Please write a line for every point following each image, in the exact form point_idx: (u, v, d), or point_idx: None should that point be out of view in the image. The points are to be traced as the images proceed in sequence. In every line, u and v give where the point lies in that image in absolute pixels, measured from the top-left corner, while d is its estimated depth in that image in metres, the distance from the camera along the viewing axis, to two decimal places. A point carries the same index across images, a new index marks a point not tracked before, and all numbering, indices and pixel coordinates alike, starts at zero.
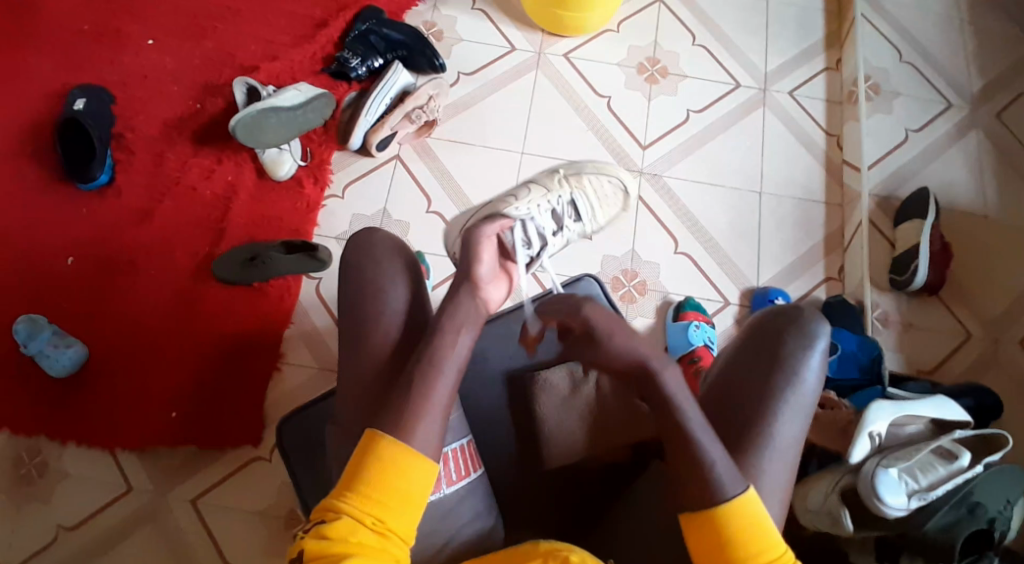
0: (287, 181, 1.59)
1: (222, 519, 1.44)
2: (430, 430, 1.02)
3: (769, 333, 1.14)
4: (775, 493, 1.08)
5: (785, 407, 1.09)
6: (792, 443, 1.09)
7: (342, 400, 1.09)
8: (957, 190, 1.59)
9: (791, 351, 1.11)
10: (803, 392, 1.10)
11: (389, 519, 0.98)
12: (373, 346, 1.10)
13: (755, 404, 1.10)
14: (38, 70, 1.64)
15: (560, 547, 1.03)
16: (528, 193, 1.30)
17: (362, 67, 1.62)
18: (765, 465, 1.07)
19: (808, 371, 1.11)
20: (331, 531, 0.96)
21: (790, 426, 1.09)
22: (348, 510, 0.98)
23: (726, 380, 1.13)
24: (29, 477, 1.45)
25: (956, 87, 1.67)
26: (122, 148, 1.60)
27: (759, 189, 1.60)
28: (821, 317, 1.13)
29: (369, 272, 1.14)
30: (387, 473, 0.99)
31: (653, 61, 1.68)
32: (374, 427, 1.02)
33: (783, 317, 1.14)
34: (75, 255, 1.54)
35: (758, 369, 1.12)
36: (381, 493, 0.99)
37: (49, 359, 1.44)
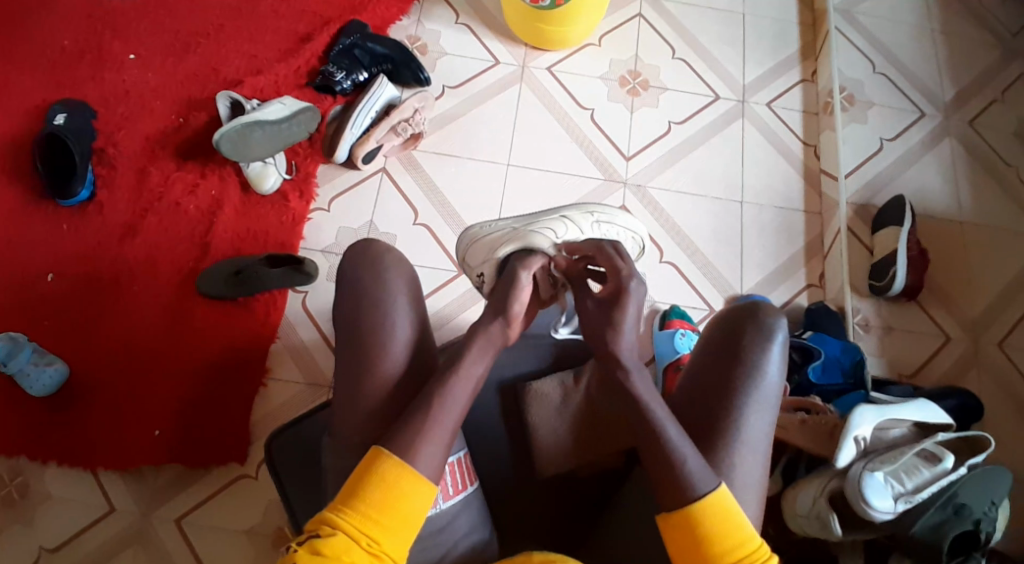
0: (272, 195, 1.58)
1: (207, 539, 1.42)
2: (426, 438, 1.02)
3: (730, 330, 1.15)
4: (751, 490, 1.10)
5: (751, 401, 1.11)
6: (762, 436, 1.11)
7: (343, 410, 1.09)
8: (933, 197, 1.63)
9: (751, 346, 1.13)
10: (767, 385, 1.12)
11: (384, 540, 0.98)
12: (370, 354, 1.10)
13: (725, 398, 1.11)
14: (19, 86, 1.62)
15: (556, 558, 1.02)
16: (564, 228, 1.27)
17: (348, 81, 1.62)
18: (736, 457, 1.09)
19: (770, 365, 1.12)
20: (326, 547, 0.96)
21: (758, 419, 1.11)
22: (343, 526, 0.97)
23: (691, 381, 1.15)
24: (10, 499, 1.42)
25: (930, 97, 1.72)
26: (104, 163, 1.58)
27: (740, 198, 1.62)
28: (779, 311, 1.14)
29: (368, 285, 1.12)
30: (388, 493, 1.00)
31: (635, 73, 1.71)
32: (379, 446, 1.02)
33: (742, 313, 1.16)
34: (57, 272, 1.52)
35: (721, 366, 1.13)
36: (380, 513, 0.99)
37: (29, 378, 1.41)
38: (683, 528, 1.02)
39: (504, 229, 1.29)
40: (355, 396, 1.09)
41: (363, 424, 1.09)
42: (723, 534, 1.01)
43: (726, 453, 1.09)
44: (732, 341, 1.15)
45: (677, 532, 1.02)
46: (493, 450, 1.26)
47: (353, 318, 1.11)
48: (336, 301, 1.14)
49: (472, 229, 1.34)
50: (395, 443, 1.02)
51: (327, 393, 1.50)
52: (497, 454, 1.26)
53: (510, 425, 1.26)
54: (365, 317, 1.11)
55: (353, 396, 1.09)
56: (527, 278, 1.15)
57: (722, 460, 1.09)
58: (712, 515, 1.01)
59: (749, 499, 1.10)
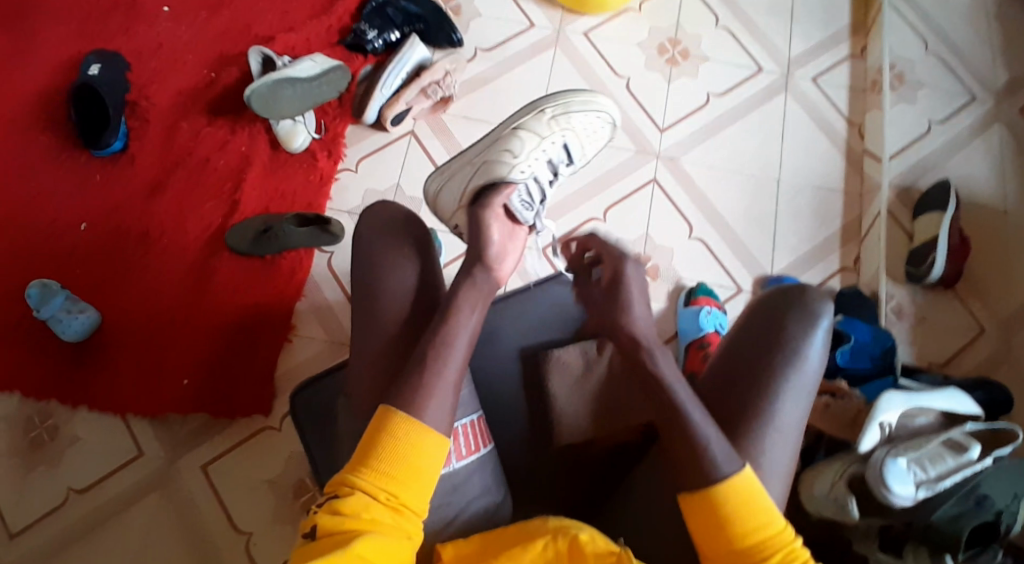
0: (301, 154, 1.58)
1: (232, 487, 1.45)
2: (439, 407, 1.02)
3: (772, 314, 1.14)
4: (767, 484, 1.09)
5: (788, 387, 1.10)
6: (794, 421, 1.10)
7: (359, 380, 1.10)
8: (977, 184, 1.57)
9: (794, 331, 1.11)
10: (806, 371, 1.11)
11: (403, 494, 0.99)
12: (390, 323, 1.11)
13: (760, 384, 1.10)
14: (56, 36, 1.63)
15: (570, 524, 1.01)
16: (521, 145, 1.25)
17: (379, 40, 1.60)
18: (766, 443, 1.08)
19: (810, 351, 1.11)
20: (346, 505, 0.97)
21: (791, 406, 1.10)
22: (362, 485, 0.98)
23: (725, 362, 1.13)
24: (40, 441, 1.46)
25: (981, 80, 1.65)
26: (136, 116, 1.59)
27: (776, 176, 1.58)
28: (826, 299, 1.13)
29: (389, 259, 1.13)
30: (401, 448, 1.00)
31: (674, 42, 1.66)
32: (387, 404, 1.02)
33: (782, 297, 1.15)
34: (89, 223, 1.54)
35: (760, 348, 1.12)
36: (396, 469, 0.99)
37: (61, 324, 1.43)
38: (705, 511, 1.01)
39: (461, 166, 1.28)
40: (372, 364, 1.10)
41: (376, 390, 1.09)
42: (748, 517, 1.00)
43: (756, 438, 1.08)
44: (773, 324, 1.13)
45: (700, 517, 1.01)
46: (507, 423, 1.25)
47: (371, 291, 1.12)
48: (356, 269, 1.14)
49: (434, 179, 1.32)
50: (410, 408, 1.02)
51: (348, 352, 1.52)
52: (511, 426, 1.25)
53: (531, 397, 1.26)
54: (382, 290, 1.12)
55: (368, 367, 1.10)
56: (493, 218, 1.14)
57: (738, 441, 1.08)
58: (734, 495, 1.00)
59: (769, 482, 1.08)
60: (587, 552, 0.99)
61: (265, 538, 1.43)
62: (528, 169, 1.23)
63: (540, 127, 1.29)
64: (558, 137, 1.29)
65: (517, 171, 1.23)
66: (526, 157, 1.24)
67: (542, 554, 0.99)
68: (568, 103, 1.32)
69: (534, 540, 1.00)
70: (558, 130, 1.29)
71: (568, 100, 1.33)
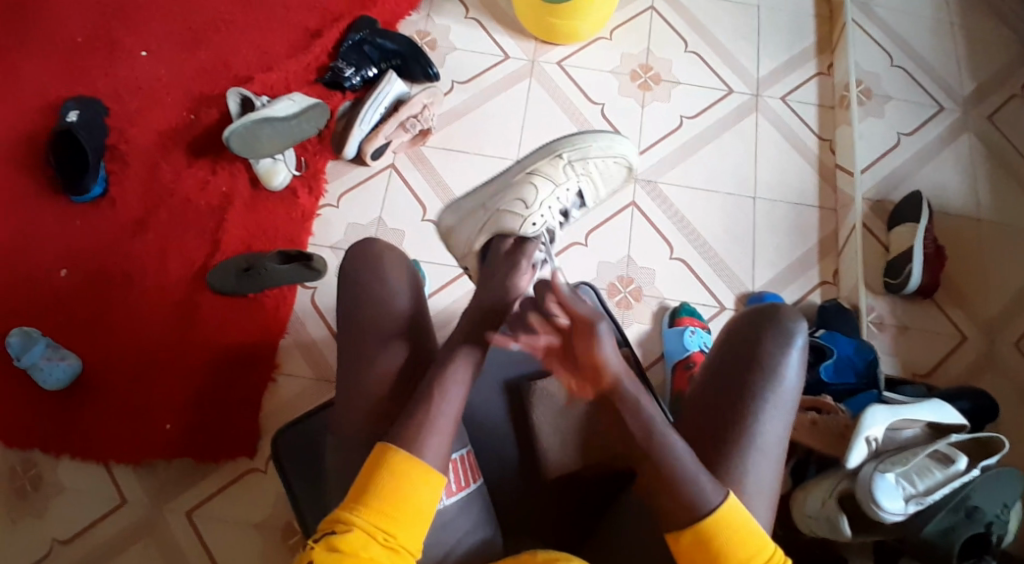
0: (282, 191, 1.58)
1: (219, 532, 1.44)
2: (424, 438, 1.03)
3: (749, 335, 1.14)
4: (763, 497, 1.09)
5: (768, 406, 1.11)
6: (777, 440, 1.11)
7: (350, 412, 1.11)
8: (949, 194, 1.59)
9: (771, 352, 1.12)
10: (785, 390, 1.12)
11: (400, 534, 0.98)
12: (374, 352, 1.12)
13: (739, 405, 1.11)
14: (34, 83, 1.64)
15: (558, 556, 1.02)
16: (535, 192, 1.32)
17: (357, 77, 1.62)
18: (749, 462, 1.09)
19: (787, 370, 1.12)
20: (343, 543, 0.96)
21: (774, 424, 1.10)
22: (360, 523, 0.97)
23: (707, 384, 1.14)
24: (24, 491, 1.45)
25: (948, 91, 1.68)
26: (116, 159, 1.60)
27: (753, 194, 1.60)
28: (802, 317, 1.14)
29: (369, 284, 1.14)
30: (400, 488, 1.00)
31: (646, 67, 1.69)
32: (387, 441, 1.02)
33: (764, 316, 1.16)
34: (69, 267, 1.54)
35: (741, 371, 1.13)
36: (394, 509, 0.99)
37: (42, 372, 1.43)
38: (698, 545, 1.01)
39: (475, 210, 1.34)
40: (364, 397, 1.11)
41: (368, 419, 1.10)
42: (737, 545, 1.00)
43: (739, 458, 1.09)
44: (751, 346, 1.14)
45: (692, 555, 1.01)
46: (498, 456, 1.25)
47: (355, 319, 1.14)
48: (340, 301, 1.16)
49: (448, 214, 1.39)
50: (398, 439, 1.02)
51: (332, 389, 1.51)
52: (502, 457, 1.25)
53: (517, 423, 1.26)
54: (368, 320, 1.14)
55: (355, 400, 1.11)
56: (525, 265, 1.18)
57: (724, 458, 1.09)
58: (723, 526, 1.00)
59: (756, 501, 1.09)
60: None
61: None
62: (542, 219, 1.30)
63: (554, 173, 1.35)
64: (574, 185, 1.36)
65: (529, 224, 1.29)
66: (537, 207, 1.31)
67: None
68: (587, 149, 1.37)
69: None
70: (573, 177, 1.36)
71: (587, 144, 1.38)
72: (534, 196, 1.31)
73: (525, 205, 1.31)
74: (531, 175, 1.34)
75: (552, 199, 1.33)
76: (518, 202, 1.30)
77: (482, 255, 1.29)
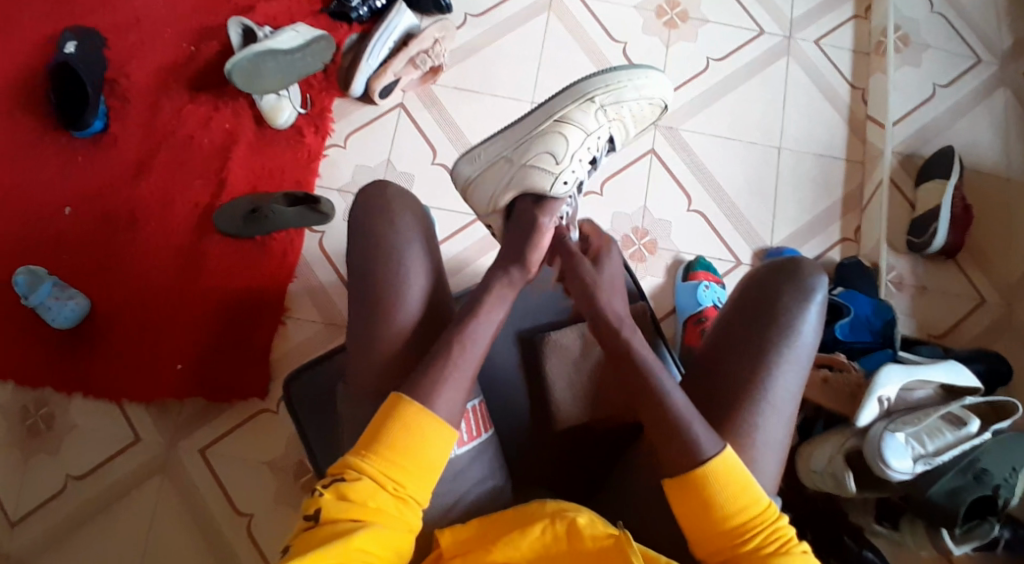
0: (287, 131, 1.53)
1: (233, 469, 1.45)
2: (432, 395, 0.98)
3: (765, 287, 1.10)
4: (774, 469, 1.06)
5: (782, 359, 1.06)
6: (789, 396, 1.07)
7: (357, 368, 1.06)
8: (981, 150, 1.53)
9: (788, 305, 1.08)
10: (800, 346, 1.07)
11: (410, 485, 0.96)
12: (382, 314, 1.06)
13: (751, 360, 1.07)
14: (29, 10, 1.56)
15: (568, 507, 0.98)
16: (564, 143, 1.18)
17: (364, 7, 1.54)
18: (760, 420, 1.05)
19: (804, 326, 1.07)
20: (353, 492, 0.93)
21: (787, 380, 1.06)
22: (370, 472, 0.95)
23: (718, 336, 1.10)
24: (37, 428, 1.45)
25: (987, 41, 1.59)
26: (116, 94, 1.54)
27: (777, 144, 1.54)
28: (821, 271, 1.09)
29: (378, 239, 1.07)
30: (411, 438, 0.96)
31: (673, 4, 1.60)
32: (400, 392, 0.98)
33: (778, 270, 1.11)
34: (73, 206, 1.50)
35: (755, 322, 1.08)
36: (405, 458, 0.96)
37: (51, 312, 1.41)
38: (693, 498, 0.97)
39: (496, 163, 1.19)
40: (373, 346, 1.06)
41: (380, 372, 1.06)
42: (730, 499, 0.96)
43: (750, 415, 1.05)
44: (766, 298, 1.09)
45: (687, 506, 0.98)
46: (507, 405, 1.21)
47: (361, 276, 1.07)
48: (350, 253, 1.09)
49: (461, 162, 1.23)
50: (406, 392, 0.98)
51: (343, 334, 1.50)
52: (512, 412, 1.21)
53: (529, 382, 1.21)
54: (375, 271, 1.06)
55: (363, 356, 1.06)
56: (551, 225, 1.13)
57: (741, 427, 1.05)
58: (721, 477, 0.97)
59: (766, 464, 1.05)
60: (585, 536, 0.95)
61: (266, 520, 1.43)
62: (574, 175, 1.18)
63: (586, 119, 1.21)
64: (605, 131, 1.23)
65: (560, 182, 1.17)
66: (568, 160, 1.18)
67: (540, 538, 0.95)
68: (621, 90, 1.24)
69: (531, 525, 0.96)
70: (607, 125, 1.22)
71: (619, 86, 1.24)
72: (564, 147, 1.18)
73: (554, 159, 1.17)
74: (560, 122, 1.20)
75: (582, 149, 1.20)
76: (546, 155, 1.17)
77: (508, 215, 1.19)
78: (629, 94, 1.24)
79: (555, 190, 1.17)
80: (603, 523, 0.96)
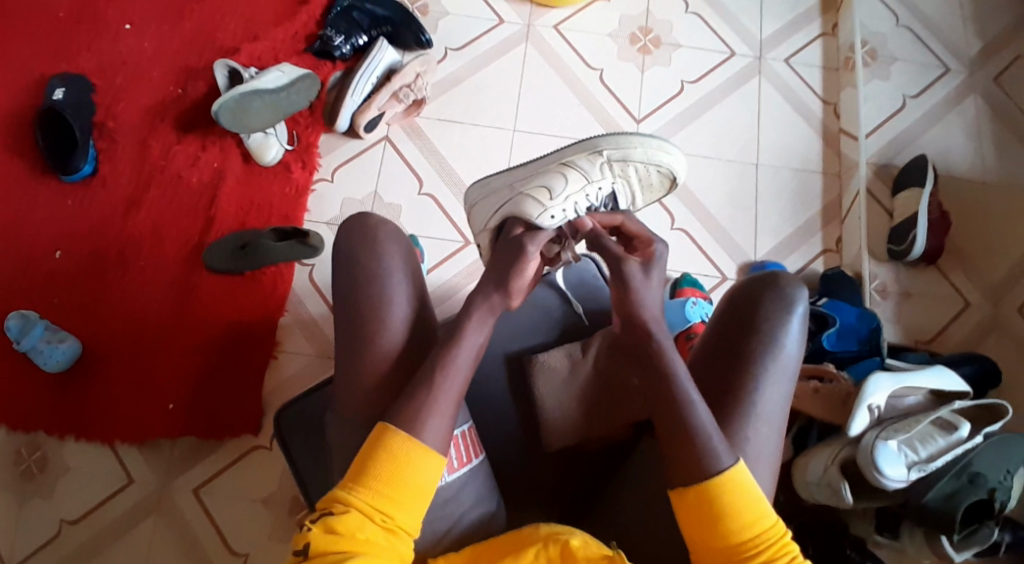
0: (275, 166, 1.56)
1: (228, 507, 1.44)
2: (425, 409, 1.00)
3: (747, 300, 1.11)
4: (766, 469, 1.07)
5: (768, 371, 1.07)
6: (778, 407, 1.08)
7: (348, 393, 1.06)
8: (954, 157, 1.57)
9: (768, 316, 1.08)
10: (785, 357, 1.08)
11: (399, 515, 0.96)
12: (370, 332, 1.07)
13: (738, 372, 1.07)
14: (17, 60, 1.60)
15: (561, 530, 0.98)
16: (563, 184, 1.15)
17: (346, 46, 1.59)
18: (751, 432, 1.06)
19: (787, 337, 1.08)
20: (341, 525, 0.93)
21: (775, 391, 1.07)
22: (358, 504, 0.95)
23: (705, 350, 1.11)
24: (29, 473, 1.44)
25: (953, 51, 1.65)
26: (104, 137, 1.57)
27: (755, 160, 1.57)
28: (801, 282, 1.10)
29: (364, 261, 1.09)
30: (399, 467, 0.97)
31: (646, 30, 1.65)
32: (385, 422, 0.99)
33: (759, 283, 1.12)
34: (63, 249, 1.52)
35: (739, 335, 1.09)
36: (392, 488, 0.96)
37: (42, 355, 1.43)
38: (699, 507, 0.98)
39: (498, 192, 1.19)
40: (363, 363, 1.06)
41: (364, 395, 1.06)
42: (740, 515, 0.96)
43: (742, 426, 1.05)
44: (748, 310, 1.10)
45: (694, 516, 0.98)
46: (497, 427, 1.21)
47: (347, 296, 1.09)
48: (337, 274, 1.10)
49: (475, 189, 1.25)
50: (398, 417, 0.99)
51: (333, 367, 1.50)
52: (503, 430, 1.21)
53: (520, 402, 1.22)
54: (363, 289, 1.08)
55: (354, 375, 1.07)
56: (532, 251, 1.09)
57: (732, 433, 1.05)
58: (719, 494, 0.97)
59: (758, 468, 1.06)
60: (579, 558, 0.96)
61: (264, 555, 1.42)
62: (562, 211, 1.14)
63: (591, 168, 1.18)
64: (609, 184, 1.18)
65: (547, 216, 1.13)
66: (563, 199, 1.14)
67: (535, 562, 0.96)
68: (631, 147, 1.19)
69: (526, 549, 0.97)
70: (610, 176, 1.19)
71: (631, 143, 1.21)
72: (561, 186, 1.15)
73: (550, 194, 1.14)
74: (564, 166, 1.18)
75: (581, 195, 1.16)
76: (540, 189, 1.14)
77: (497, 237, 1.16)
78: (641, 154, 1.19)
79: (541, 223, 1.13)
80: (596, 545, 0.97)
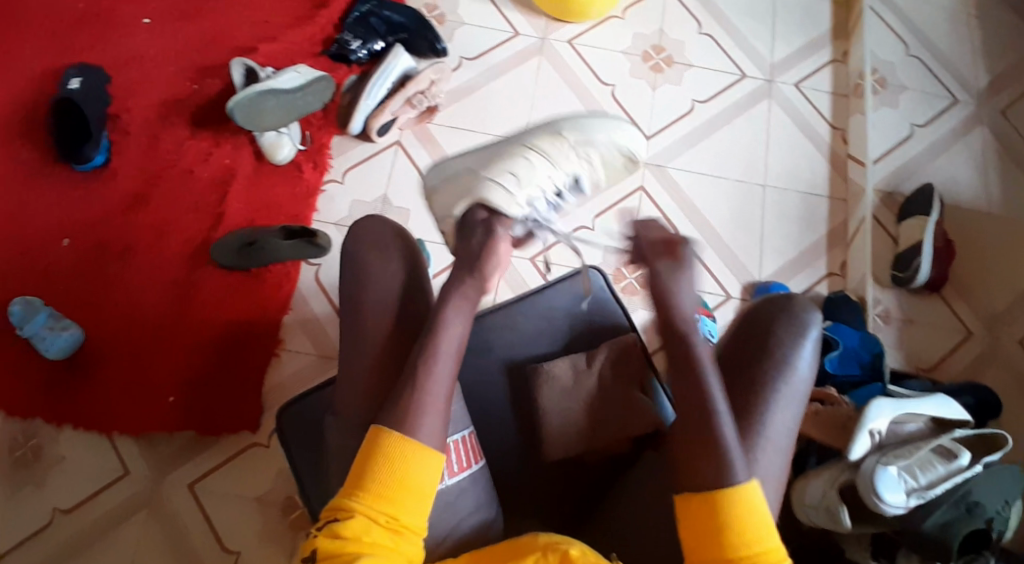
0: (286, 165, 1.57)
1: (222, 505, 1.42)
2: (426, 407, 0.97)
3: (760, 323, 1.11)
4: (770, 485, 1.06)
5: (779, 395, 1.07)
6: (785, 431, 1.07)
7: (349, 388, 1.05)
8: (960, 186, 1.58)
9: (781, 340, 1.09)
10: (796, 380, 1.08)
11: (403, 514, 0.93)
12: (377, 326, 1.07)
13: (746, 391, 1.07)
14: (35, 49, 1.61)
15: (560, 539, 0.97)
16: (524, 170, 1.10)
17: (363, 50, 1.61)
18: (759, 455, 1.05)
19: (800, 360, 1.08)
20: (346, 529, 0.91)
21: (784, 414, 1.07)
22: (360, 508, 0.92)
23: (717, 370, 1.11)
24: (25, 460, 1.43)
25: (962, 83, 1.67)
26: (117, 129, 1.58)
27: (762, 181, 1.59)
28: (814, 306, 1.10)
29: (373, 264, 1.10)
30: (398, 468, 0.94)
31: (658, 49, 1.67)
32: (379, 424, 0.96)
33: (772, 305, 1.12)
34: (71, 238, 1.52)
35: (751, 358, 1.09)
36: (393, 489, 0.93)
37: (44, 342, 1.41)
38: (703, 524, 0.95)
39: (457, 176, 1.13)
40: (368, 357, 1.06)
41: (366, 392, 1.05)
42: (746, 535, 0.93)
43: (749, 445, 1.05)
44: (760, 333, 1.11)
45: (697, 532, 0.95)
46: (497, 432, 1.19)
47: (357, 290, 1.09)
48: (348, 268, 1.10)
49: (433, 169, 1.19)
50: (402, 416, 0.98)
51: (335, 367, 1.50)
52: (502, 436, 1.19)
53: (520, 412, 1.20)
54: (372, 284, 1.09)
55: (358, 369, 1.06)
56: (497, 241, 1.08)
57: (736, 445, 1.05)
58: (727, 509, 0.94)
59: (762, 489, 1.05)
60: None
61: (256, 555, 1.40)
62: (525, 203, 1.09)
63: (554, 151, 1.12)
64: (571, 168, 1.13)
65: (512, 206, 1.08)
66: (526, 187, 1.10)
67: None
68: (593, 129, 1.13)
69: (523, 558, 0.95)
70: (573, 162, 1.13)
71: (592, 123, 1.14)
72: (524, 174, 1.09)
73: (512, 183, 1.09)
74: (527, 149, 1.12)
75: (543, 181, 1.11)
76: (500, 177, 1.09)
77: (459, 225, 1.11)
78: (603, 137, 1.13)
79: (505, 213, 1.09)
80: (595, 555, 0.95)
